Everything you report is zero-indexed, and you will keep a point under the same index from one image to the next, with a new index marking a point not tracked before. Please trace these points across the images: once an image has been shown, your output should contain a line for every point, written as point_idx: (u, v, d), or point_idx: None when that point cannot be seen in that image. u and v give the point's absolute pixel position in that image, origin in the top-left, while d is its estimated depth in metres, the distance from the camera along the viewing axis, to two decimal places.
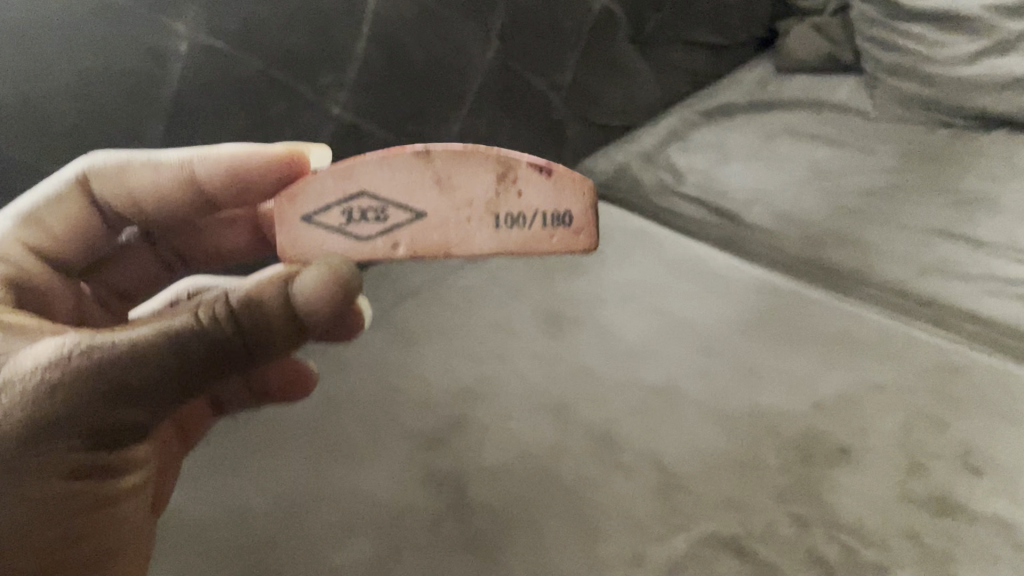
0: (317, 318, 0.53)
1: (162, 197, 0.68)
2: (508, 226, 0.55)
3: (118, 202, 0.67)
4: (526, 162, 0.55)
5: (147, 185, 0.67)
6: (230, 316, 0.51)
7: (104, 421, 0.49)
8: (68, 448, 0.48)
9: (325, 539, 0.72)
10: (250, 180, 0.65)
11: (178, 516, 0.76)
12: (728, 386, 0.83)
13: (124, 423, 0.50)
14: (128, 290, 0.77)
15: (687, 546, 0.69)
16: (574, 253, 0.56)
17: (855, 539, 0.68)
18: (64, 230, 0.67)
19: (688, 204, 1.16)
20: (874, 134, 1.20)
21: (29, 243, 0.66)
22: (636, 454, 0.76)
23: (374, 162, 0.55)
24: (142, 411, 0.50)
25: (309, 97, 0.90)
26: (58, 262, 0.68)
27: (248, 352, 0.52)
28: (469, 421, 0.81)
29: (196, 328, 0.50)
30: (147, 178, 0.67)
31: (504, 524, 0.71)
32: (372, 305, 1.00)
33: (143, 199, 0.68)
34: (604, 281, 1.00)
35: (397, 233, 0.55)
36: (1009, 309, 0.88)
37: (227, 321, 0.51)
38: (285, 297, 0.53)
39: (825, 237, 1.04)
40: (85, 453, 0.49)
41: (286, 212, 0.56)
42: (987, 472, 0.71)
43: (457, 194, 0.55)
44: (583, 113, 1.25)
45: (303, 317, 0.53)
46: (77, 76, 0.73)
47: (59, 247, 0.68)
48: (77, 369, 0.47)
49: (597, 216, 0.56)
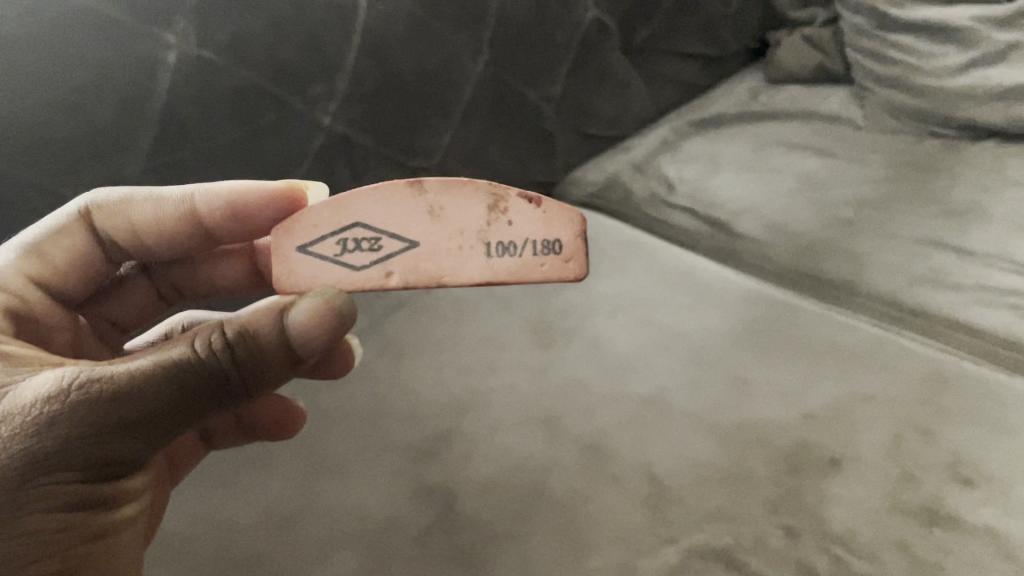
0: (310, 347, 0.54)
1: (163, 230, 0.69)
2: (499, 254, 0.55)
3: (120, 234, 0.68)
4: (515, 192, 0.55)
5: (148, 218, 0.68)
6: (226, 347, 0.52)
7: (104, 455, 0.48)
8: (67, 482, 0.47)
9: (314, 553, 0.71)
10: (249, 215, 0.67)
11: (165, 531, 0.75)
12: (719, 396, 0.83)
13: (123, 456, 0.49)
14: (125, 323, 0.77)
15: (678, 558, 0.68)
16: (565, 281, 0.56)
17: (846, 551, 0.67)
18: (65, 261, 0.67)
19: (680, 215, 1.16)
20: (864, 145, 1.20)
21: (29, 274, 0.66)
22: (627, 466, 0.76)
23: (368, 193, 0.55)
24: (140, 444, 0.49)
25: (299, 108, 0.90)
26: (58, 294, 0.69)
27: (243, 383, 0.52)
28: (460, 433, 0.81)
29: (193, 359, 0.51)
30: (148, 211, 0.68)
31: (494, 537, 0.71)
32: (363, 317, 1.00)
33: (145, 233, 0.69)
34: (595, 292, 1.00)
35: (391, 263, 0.55)
36: (999, 318, 0.88)
37: (224, 353, 0.52)
38: (280, 329, 0.53)
39: (815, 247, 1.04)
40: (84, 487, 0.48)
41: (281, 244, 0.56)
42: (978, 483, 0.71)
43: (449, 223, 0.55)
44: (574, 125, 1.26)
45: (297, 347, 0.54)
46: (66, 86, 0.73)
47: (60, 279, 0.68)
48: (79, 402, 0.47)
49: (585, 245, 0.57)
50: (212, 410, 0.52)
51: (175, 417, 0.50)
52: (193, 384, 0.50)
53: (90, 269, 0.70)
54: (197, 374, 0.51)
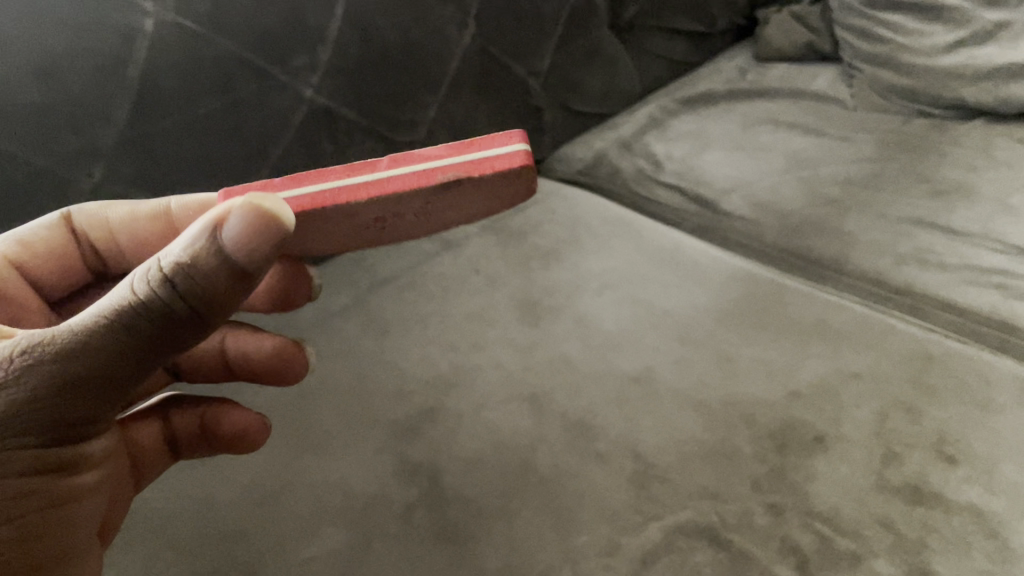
0: (255, 268, 0.46)
1: (140, 238, 0.70)
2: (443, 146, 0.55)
3: (98, 235, 0.69)
4: None
5: (123, 220, 0.69)
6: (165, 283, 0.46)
7: (56, 415, 0.49)
8: (23, 446, 0.49)
9: (294, 531, 0.70)
10: None
11: (142, 511, 0.74)
12: (704, 373, 0.83)
13: (79, 412, 0.50)
14: None
15: (662, 535, 0.68)
16: (502, 138, 0.53)
17: (830, 527, 0.67)
18: (45, 252, 0.69)
19: (667, 192, 1.16)
20: (852, 124, 1.20)
21: (9, 257, 0.68)
22: (611, 443, 0.76)
23: None
24: (96, 398, 0.50)
25: (282, 78, 0.89)
26: (36, 287, 0.70)
27: (196, 313, 0.47)
28: (444, 410, 0.81)
29: (133, 303, 0.46)
30: (123, 210, 0.69)
31: (477, 514, 0.70)
32: (347, 293, 0.99)
33: (124, 242, 0.70)
34: (581, 269, 0.99)
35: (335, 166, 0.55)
36: (985, 297, 0.88)
37: (162, 290, 0.46)
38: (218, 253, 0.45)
39: (801, 225, 1.03)
40: (41, 445, 0.50)
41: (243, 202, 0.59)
42: (961, 461, 0.71)
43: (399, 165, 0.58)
44: (561, 100, 1.25)
45: (240, 270, 0.45)
46: (41, 55, 0.72)
47: (39, 270, 0.69)
48: (21, 369, 0.47)
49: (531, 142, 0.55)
50: (174, 343, 0.48)
51: (128, 364, 0.48)
52: (140, 325, 0.47)
53: (71, 271, 0.71)
54: (139, 317, 0.47)
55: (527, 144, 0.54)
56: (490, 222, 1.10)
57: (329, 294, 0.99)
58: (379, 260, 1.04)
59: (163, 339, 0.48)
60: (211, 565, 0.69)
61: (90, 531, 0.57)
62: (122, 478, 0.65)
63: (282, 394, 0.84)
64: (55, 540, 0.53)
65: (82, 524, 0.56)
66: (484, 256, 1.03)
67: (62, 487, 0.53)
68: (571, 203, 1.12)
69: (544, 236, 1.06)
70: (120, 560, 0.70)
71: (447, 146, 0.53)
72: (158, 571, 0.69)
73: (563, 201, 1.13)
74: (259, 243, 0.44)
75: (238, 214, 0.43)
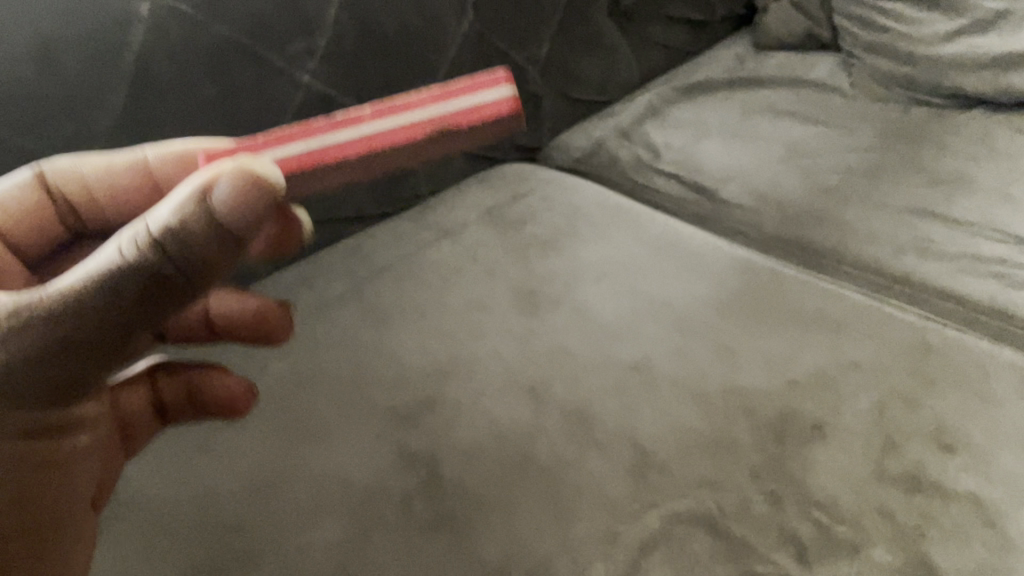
0: (242, 225, 0.48)
1: (122, 192, 0.65)
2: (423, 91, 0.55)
3: (74, 192, 0.64)
4: None
5: (102, 174, 0.64)
6: (154, 244, 0.47)
7: (47, 378, 0.50)
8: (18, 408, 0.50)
9: (292, 520, 0.70)
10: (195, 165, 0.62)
11: (135, 499, 0.73)
12: (702, 362, 0.82)
13: (69, 380, 0.50)
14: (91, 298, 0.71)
15: (660, 523, 0.67)
16: (487, 82, 0.54)
17: (828, 517, 0.67)
18: (20, 212, 0.63)
19: (666, 181, 1.15)
20: (850, 113, 1.20)
21: None
22: (609, 432, 0.76)
23: None
24: (85, 365, 0.50)
25: (279, 65, 0.88)
26: (15, 250, 0.65)
27: (186, 275, 0.49)
28: (442, 399, 0.80)
29: (121, 264, 0.48)
30: (101, 163, 0.64)
31: (476, 504, 0.70)
32: (344, 281, 0.98)
33: (104, 200, 0.65)
34: (580, 258, 0.99)
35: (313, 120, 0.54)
36: (984, 287, 0.88)
37: (151, 252, 0.47)
38: (206, 212, 0.47)
39: (800, 214, 1.03)
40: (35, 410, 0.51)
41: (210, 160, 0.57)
42: (960, 451, 0.71)
43: None
44: (560, 88, 1.24)
45: (228, 228, 0.48)
46: (38, 40, 0.72)
47: (15, 232, 0.64)
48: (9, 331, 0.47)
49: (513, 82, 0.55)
50: (162, 304, 0.50)
51: (116, 327, 0.49)
52: (128, 287, 0.48)
53: (49, 233, 0.65)
54: (128, 278, 0.48)
55: (514, 85, 0.54)
56: (488, 210, 1.10)
57: (326, 282, 0.98)
58: (376, 248, 1.03)
59: (151, 301, 0.49)
60: (207, 554, 0.68)
61: (84, 491, 0.58)
62: (110, 441, 0.65)
63: (279, 382, 0.84)
64: (49, 498, 0.54)
65: (76, 484, 0.57)
66: (482, 245, 1.03)
67: (55, 447, 0.54)
68: (570, 192, 1.12)
69: (542, 224, 1.06)
70: (115, 550, 0.69)
71: (431, 92, 0.53)
72: (153, 560, 0.68)
73: (562, 189, 1.13)
74: (247, 204, 0.47)
75: (228, 179, 0.47)
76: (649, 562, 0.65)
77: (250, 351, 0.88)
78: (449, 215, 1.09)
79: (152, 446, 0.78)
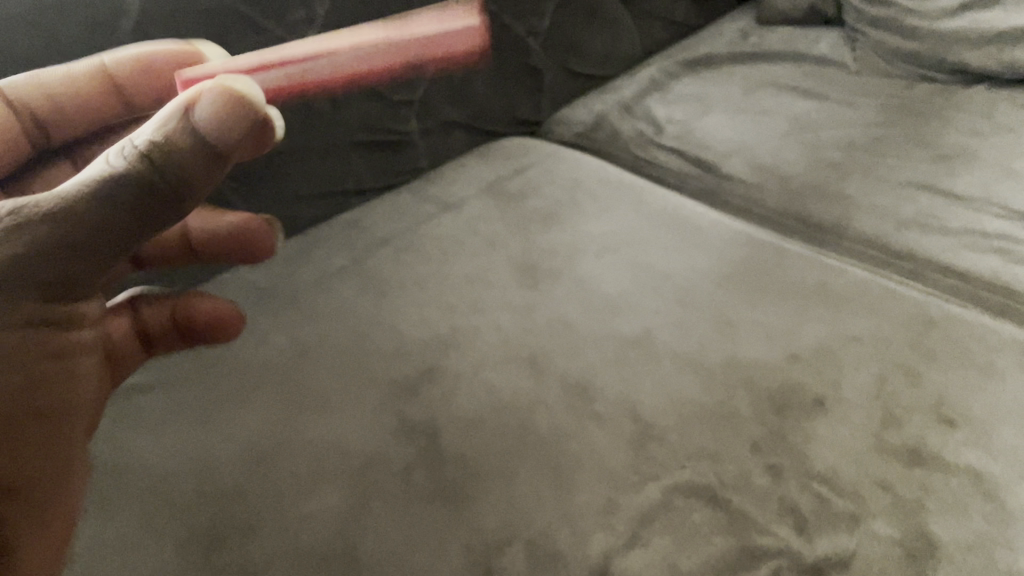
0: (227, 141, 0.53)
1: (83, 97, 0.70)
2: None
3: (34, 101, 0.68)
4: None
5: (60, 80, 0.69)
6: (142, 156, 0.51)
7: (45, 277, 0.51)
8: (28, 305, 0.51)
9: (292, 488, 0.70)
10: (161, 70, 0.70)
11: (135, 470, 0.73)
12: (703, 336, 0.82)
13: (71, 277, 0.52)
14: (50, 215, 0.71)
15: (660, 494, 0.67)
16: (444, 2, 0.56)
17: (828, 488, 0.66)
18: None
19: (667, 155, 1.15)
20: (855, 88, 1.19)
21: None
22: (610, 404, 0.76)
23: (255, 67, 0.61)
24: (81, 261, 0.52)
25: (279, 34, 0.87)
26: None
27: (172, 185, 0.52)
28: (443, 372, 0.80)
29: (111, 174, 0.51)
30: (58, 72, 0.69)
31: (476, 475, 0.70)
32: (343, 254, 0.98)
33: (67, 105, 0.70)
34: (581, 232, 0.99)
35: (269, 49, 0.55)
36: (986, 262, 0.88)
37: (138, 163, 0.51)
38: (190, 128, 0.52)
39: (803, 189, 1.02)
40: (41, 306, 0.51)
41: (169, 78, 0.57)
42: (960, 424, 0.71)
43: None
44: (561, 61, 1.24)
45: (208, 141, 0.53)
46: (33, 4, 0.71)
47: None
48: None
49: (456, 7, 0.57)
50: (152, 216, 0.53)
51: (103, 232, 0.51)
52: (118, 194, 0.51)
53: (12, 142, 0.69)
54: (119, 187, 0.51)
55: None
56: (489, 184, 1.09)
57: (325, 254, 0.98)
58: (375, 221, 1.03)
59: (137, 211, 0.52)
60: (207, 520, 0.68)
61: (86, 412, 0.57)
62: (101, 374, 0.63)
63: (279, 354, 0.83)
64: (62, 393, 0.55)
65: (84, 383, 0.57)
66: (482, 219, 1.02)
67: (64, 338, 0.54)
68: (571, 166, 1.12)
69: (543, 199, 1.05)
70: (115, 518, 0.69)
71: None
72: (154, 527, 0.68)
73: (563, 164, 1.12)
74: (230, 125, 0.52)
75: (211, 99, 0.52)
76: (649, 531, 0.65)
77: (249, 323, 0.88)
78: (449, 188, 1.08)
79: (151, 419, 0.78)
